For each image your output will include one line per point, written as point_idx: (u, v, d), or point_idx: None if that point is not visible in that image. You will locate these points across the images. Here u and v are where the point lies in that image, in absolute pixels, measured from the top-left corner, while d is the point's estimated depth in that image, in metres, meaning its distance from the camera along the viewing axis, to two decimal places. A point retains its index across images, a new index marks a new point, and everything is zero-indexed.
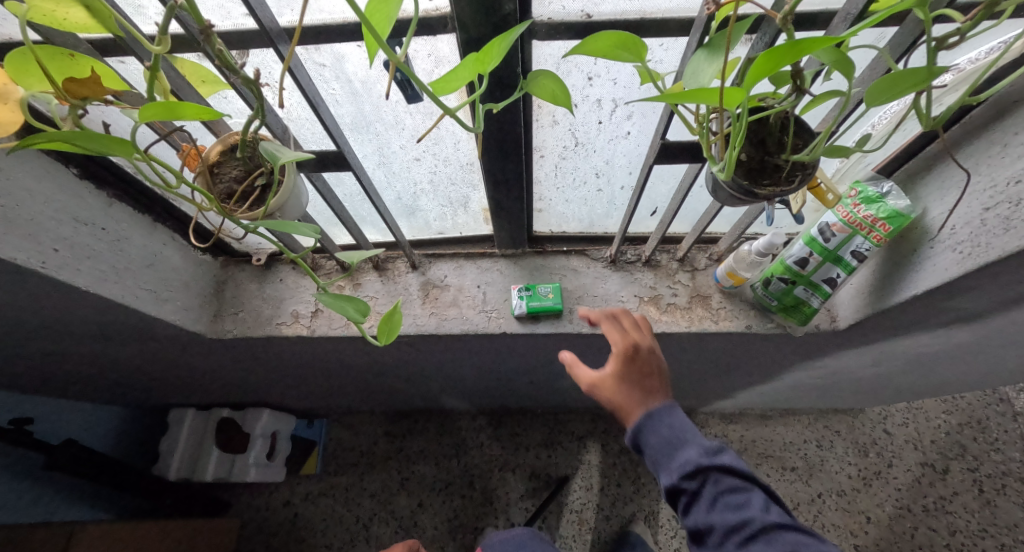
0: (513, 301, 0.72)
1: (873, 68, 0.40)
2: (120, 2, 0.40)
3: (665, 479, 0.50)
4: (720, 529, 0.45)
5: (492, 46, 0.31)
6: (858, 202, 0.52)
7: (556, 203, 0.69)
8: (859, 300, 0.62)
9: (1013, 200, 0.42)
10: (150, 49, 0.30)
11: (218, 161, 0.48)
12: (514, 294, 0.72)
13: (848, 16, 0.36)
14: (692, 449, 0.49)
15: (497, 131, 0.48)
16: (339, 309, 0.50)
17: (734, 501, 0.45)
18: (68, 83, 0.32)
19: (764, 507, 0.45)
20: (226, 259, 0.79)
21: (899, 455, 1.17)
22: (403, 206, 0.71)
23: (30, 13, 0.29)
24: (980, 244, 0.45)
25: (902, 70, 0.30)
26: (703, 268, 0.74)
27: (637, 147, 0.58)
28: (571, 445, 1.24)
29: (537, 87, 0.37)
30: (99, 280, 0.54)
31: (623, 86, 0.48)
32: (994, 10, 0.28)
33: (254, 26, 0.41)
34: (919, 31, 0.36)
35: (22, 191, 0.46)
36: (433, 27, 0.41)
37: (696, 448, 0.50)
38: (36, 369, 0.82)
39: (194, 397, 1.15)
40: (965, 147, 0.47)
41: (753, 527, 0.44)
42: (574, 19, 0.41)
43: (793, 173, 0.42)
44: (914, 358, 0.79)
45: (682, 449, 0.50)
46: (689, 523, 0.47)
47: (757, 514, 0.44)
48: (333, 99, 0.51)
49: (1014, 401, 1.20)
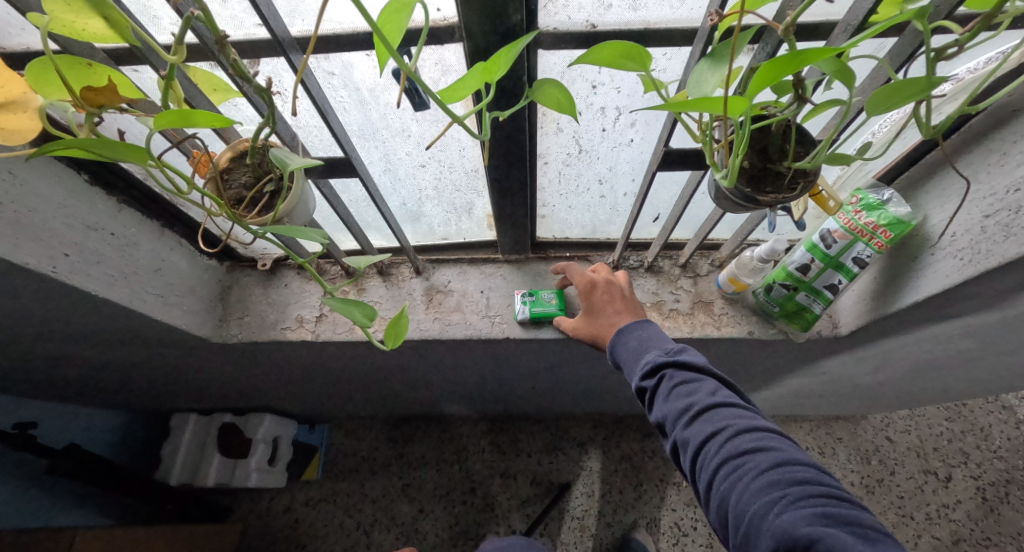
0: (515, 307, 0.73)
1: (874, 77, 0.41)
2: (136, 12, 0.41)
3: (634, 382, 0.55)
4: (672, 414, 0.48)
5: (500, 56, 0.32)
6: (858, 210, 0.53)
7: (560, 209, 0.70)
8: (860, 307, 0.62)
9: (1012, 208, 0.42)
10: (165, 58, 0.31)
11: (229, 167, 0.49)
12: (517, 299, 0.73)
13: (848, 27, 0.36)
14: (655, 352, 0.55)
15: (503, 138, 0.49)
16: (346, 312, 0.51)
17: (686, 389, 0.49)
18: (86, 92, 0.33)
19: (714, 391, 0.48)
20: (232, 264, 0.80)
21: (902, 462, 1.16)
22: (408, 212, 0.72)
23: (50, 24, 0.30)
24: (980, 251, 0.45)
25: (901, 80, 0.31)
26: (705, 274, 0.74)
27: (640, 155, 0.58)
28: (573, 451, 1.24)
29: (542, 96, 0.38)
30: (108, 284, 0.55)
31: (627, 94, 0.49)
32: (992, 22, 0.29)
33: (266, 36, 0.42)
34: (918, 42, 0.36)
35: (35, 197, 0.47)
36: (441, 37, 0.42)
37: (660, 350, 0.55)
38: (42, 373, 0.82)
39: (197, 401, 1.15)
40: (964, 156, 0.48)
41: (697, 405, 0.47)
42: (579, 29, 0.42)
43: (794, 180, 0.43)
44: (916, 364, 0.79)
45: (647, 354, 0.55)
46: (652, 414, 0.52)
47: (704, 396, 0.47)
48: (341, 107, 0.52)
49: (1016, 409, 1.19)
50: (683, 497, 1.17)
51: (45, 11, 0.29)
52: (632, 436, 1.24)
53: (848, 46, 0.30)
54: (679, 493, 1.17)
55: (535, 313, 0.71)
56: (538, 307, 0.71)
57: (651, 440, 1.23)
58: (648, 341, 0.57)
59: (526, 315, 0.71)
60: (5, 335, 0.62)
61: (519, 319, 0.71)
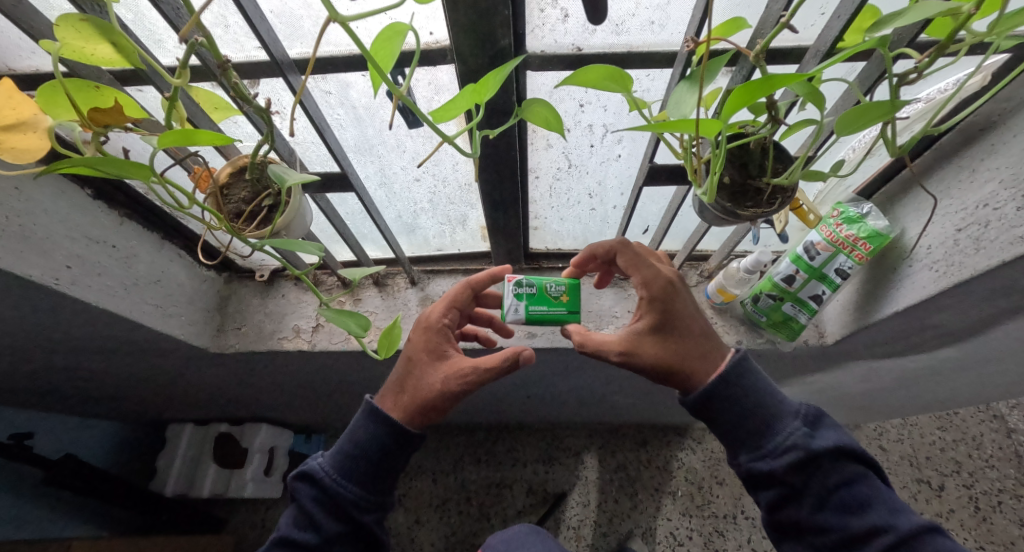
0: (508, 302, 0.59)
1: (845, 99, 0.43)
2: (142, 36, 0.43)
3: (757, 458, 0.49)
4: (835, 518, 0.45)
5: (488, 79, 0.34)
6: (840, 222, 0.54)
7: (552, 221, 0.72)
8: (844, 317, 0.64)
9: (982, 222, 0.44)
10: (170, 81, 0.33)
11: (229, 182, 0.51)
12: (509, 289, 0.59)
13: (817, 53, 0.38)
14: (795, 426, 0.49)
15: (494, 153, 0.50)
16: (341, 323, 0.52)
17: (847, 488, 0.46)
18: (93, 113, 0.34)
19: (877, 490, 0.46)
20: (230, 275, 0.81)
21: (896, 471, 1.17)
22: (403, 224, 0.73)
23: (62, 50, 0.31)
24: (954, 263, 0.47)
25: (867, 103, 0.32)
26: (695, 285, 0.76)
27: (628, 169, 0.60)
28: (569, 460, 1.24)
29: (532, 114, 0.39)
30: (108, 295, 0.56)
31: (613, 112, 0.51)
32: (947, 51, 0.31)
33: (265, 58, 0.44)
34: (883, 67, 0.38)
35: (39, 211, 0.48)
36: (434, 59, 0.44)
37: (798, 421, 0.49)
38: (40, 383, 0.83)
39: (193, 411, 1.15)
40: (937, 172, 0.50)
41: (879, 518, 0.44)
42: (565, 51, 0.44)
43: (773, 196, 0.44)
44: (903, 373, 0.81)
45: (784, 425, 0.49)
46: (775, 495, 0.48)
47: (877, 503, 0.45)
48: (338, 124, 0.54)
49: (1008, 417, 1.20)
50: (679, 507, 1.17)
51: (57, 38, 0.31)
52: (628, 446, 1.25)
53: (819, 70, 0.31)
54: (675, 502, 1.17)
55: (532, 315, 0.60)
56: (536, 306, 0.60)
57: (646, 450, 1.24)
58: (770, 406, 0.50)
59: (522, 316, 0.60)
60: (8, 345, 0.63)
61: (509, 321, 0.59)
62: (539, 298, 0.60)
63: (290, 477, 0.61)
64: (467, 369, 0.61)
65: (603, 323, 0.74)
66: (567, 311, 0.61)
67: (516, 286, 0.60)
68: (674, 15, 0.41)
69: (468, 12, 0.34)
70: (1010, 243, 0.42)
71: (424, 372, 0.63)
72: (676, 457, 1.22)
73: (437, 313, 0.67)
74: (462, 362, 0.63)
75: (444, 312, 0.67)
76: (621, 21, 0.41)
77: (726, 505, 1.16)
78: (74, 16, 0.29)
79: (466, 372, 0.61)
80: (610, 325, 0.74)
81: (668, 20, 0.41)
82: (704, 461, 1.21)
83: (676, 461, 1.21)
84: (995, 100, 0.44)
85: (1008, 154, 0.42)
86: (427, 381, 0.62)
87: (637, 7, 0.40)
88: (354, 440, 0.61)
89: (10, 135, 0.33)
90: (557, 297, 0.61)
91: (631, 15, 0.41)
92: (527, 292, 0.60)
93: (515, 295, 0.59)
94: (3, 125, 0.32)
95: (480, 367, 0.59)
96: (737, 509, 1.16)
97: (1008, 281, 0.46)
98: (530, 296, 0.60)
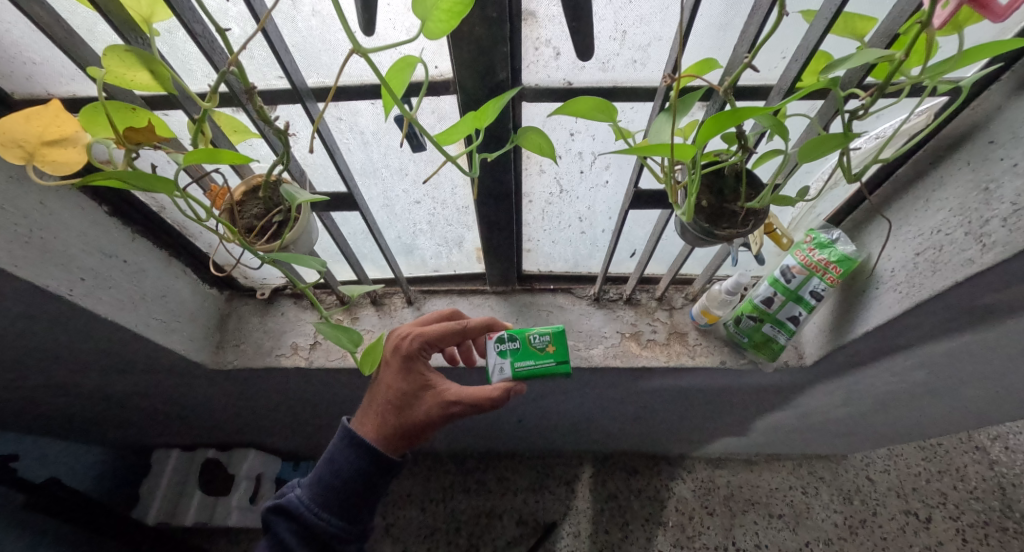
0: (492, 361, 0.59)
1: (807, 132, 0.48)
2: (175, 64, 0.48)
3: None
4: None
5: (487, 107, 0.37)
6: (812, 247, 0.58)
7: (544, 244, 0.75)
8: (821, 339, 0.67)
9: (937, 247, 0.48)
10: (200, 104, 0.36)
11: (242, 200, 0.54)
12: (492, 348, 0.59)
13: (780, 90, 0.43)
14: None
15: (491, 177, 0.54)
16: (336, 339, 0.54)
17: None
18: (127, 131, 0.38)
19: None
20: (231, 293, 0.82)
21: (883, 503, 1.17)
22: (402, 244, 0.76)
23: (106, 76, 0.34)
24: (915, 285, 0.50)
25: (824, 134, 0.36)
26: (680, 307, 0.79)
27: (615, 195, 0.65)
28: (559, 489, 1.22)
29: (527, 141, 0.43)
30: (117, 308, 0.57)
31: (601, 141, 0.56)
32: (887, 91, 0.34)
33: (285, 86, 0.49)
34: (837, 105, 0.44)
35: (60, 227, 0.52)
36: (438, 89, 0.49)
37: None
38: (31, 400, 0.82)
39: (180, 435, 1.13)
40: (895, 202, 0.55)
41: None
42: (557, 85, 0.49)
43: (748, 218, 0.47)
44: (881, 396, 0.83)
45: None
46: None
47: None
48: (346, 148, 0.58)
49: (989, 449, 1.23)
50: (670, 538, 1.14)
51: (103, 66, 0.34)
52: (619, 474, 1.23)
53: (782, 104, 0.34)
54: (666, 533, 1.15)
55: (518, 372, 0.58)
56: (521, 362, 0.58)
57: (636, 479, 1.22)
58: None
59: (508, 374, 0.58)
60: (13, 358, 0.64)
61: (495, 382, 0.58)
62: (524, 353, 0.59)
63: (266, 509, 0.62)
64: (450, 400, 0.58)
65: (593, 343, 0.76)
66: (555, 361, 0.58)
67: (498, 343, 0.59)
68: (654, 55, 0.46)
69: (471, 49, 0.39)
70: (961, 265, 0.45)
71: (404, 403, 0.59)
72: (666, 486, 1.21)
73: (414, 341, 0.61)
74: (443, 390, 0.59)
75: (423, 340, 0.61)
76: (607, 59, 0.46)
77: (718, 537, 1.14)
78: (119, 48, 0.32)
79: (449, 403, 0.58)
80: (600, 345, 0.76)
81: (648, 59, 0.47)
82: (694, 491, 1.20)
83: (667, 491, 1.20)
84: (938, 136, 0.49)
85: (955, 185, 0.47)
86: (409, 412, 0.59)
87: (621, 47, 0.45)
88: (330, 469, 0.61)
89: (54, 150, 0.36)
90: (542, 348, 0.59)
91: (616, 54, 0.46)
92: (510, 348, 0.59)
93: (498, 352, 0.59)
94: (49, 141, 0.36)
95: (465, 402, 0.57)
96: (728, 541, 1.14)
97: (965, 301, 0.50)
98: (513, 351, 0.59)
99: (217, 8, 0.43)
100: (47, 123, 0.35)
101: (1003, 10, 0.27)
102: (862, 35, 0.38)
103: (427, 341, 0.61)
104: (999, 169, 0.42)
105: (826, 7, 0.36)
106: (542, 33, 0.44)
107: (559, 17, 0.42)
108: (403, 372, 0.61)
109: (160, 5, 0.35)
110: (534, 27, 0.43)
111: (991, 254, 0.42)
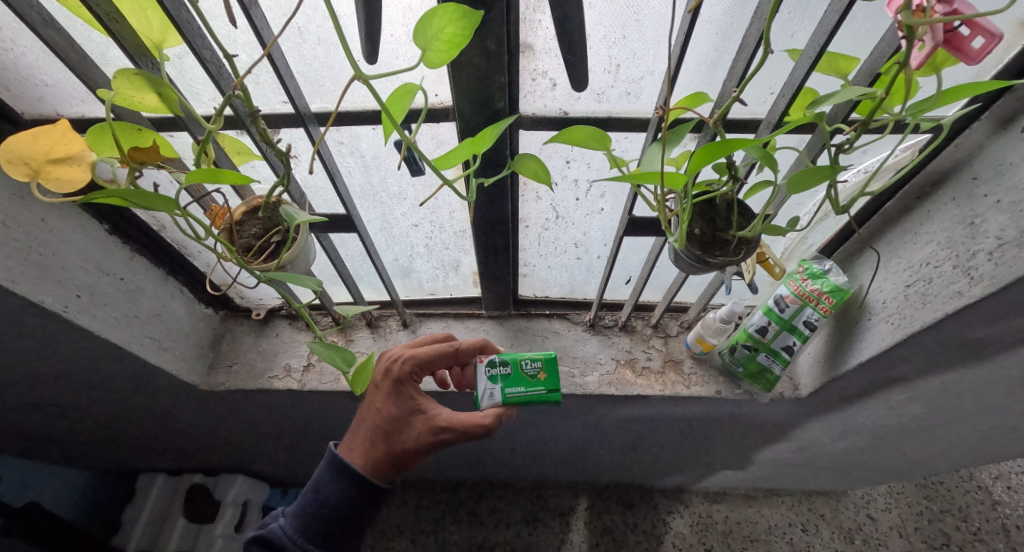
0: (481, 386, 0.57)
1: (796, 163, 0.49)
2: (183, 88, 0.49)
3: None
4: None
5: (486, 132, 0.37)
6: (805, 277, 0.58)
7: (540, 269, 0.76)
8: (816, 369, 0.66)
9: (926, 279, 0.49)
10: (205, 125, 0.36)
11: (242, 220, 0.54)
12: (483, 372, 0.58)
13: (769, 123, 0.44)
14: None
15: (489, 202, 0.55)
16: (329, 358, 0.55)
17: None
18: (133, 152, 0.38)
19: None
20: (226, 313, 0.81)
21: (885, 542, 1.13)
22: (399, 266, 0.77)
23: (114, 98, 0.35)
24: (907, 316, 0.51)
25: (811, 166, 0.36)
26: (675, 335, 0.79)
27: (610, 222, 0.66)
28: (553, 522, 1.18)
29: (524, 167, 0.44)
30: (111, 325, 0.57)
31: (595, 169, 0.57)
32: (870, 126, 0.35)
33: (290, 111, 0.50)
34: (824, 139, 0.45)
35: (62, 244, 0.52)
36: (438, 115, 0.50)
37: None
38: (14, 421, 0.80)
39: (165, 460, 1.10)
40: (885, 234, 0.56)
41: None
42: (553, 114, 0.51)
43: (739, 246, 0.48)
44: (878, 430, 0.82)
45: None
46: None
47: None
48: (346, 171, 0.59)
49: (992, 489, 1.20)
50: None
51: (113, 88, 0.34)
52: (614, 508, 1.19)
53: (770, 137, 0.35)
54: None
55: (509, 398, 0.57)
56: (512, 388, 0.57)
57: (632, 513, 1.18)
58: None
59: (499, 400, 0.57)
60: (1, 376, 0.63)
61: (486, 408, 0.57)
62: (515, 379, 0.57)
63: (246, 540, 0.60)
64: (440, 426, 0.56)
65: (588, 369, 0.76)
66: (546, 390, 0.57)
67: (489, 367, 0.58)
68: (646, 88, 0.48)
69: (471, 79, 0.40)
70: (950, 298, 0.45)
71: (393, 429, 0.58)
72: (663, 521, 1.17)
73: (405, 364, 0.60)
74: (434, 415, 0.58)
75: (413, 364, 0.60)
76: (602, 90, 0.48)
77: None
78: (129, 71, 0.32)
79: (439, 428, 0.56)
80: (594, 372, 0.75)
81: (641, 91, 0.48)
82: (692, 526, 1.16)
83: (663, 526, 1.16)
84: (923, 172, 0.51)
85: (942, 220, 0.48)
86: (398, 438, 0.57)
87: (615, 80, 0.47)
88: (315, 498, 0.59)
89: (58, 167, 0.37)
90: (534, 376, 0.57)
91: (611, 86, 0.48)
92: (501, 374, 0.57)
93: (489, 377, 0.57)
94: (55, 159, 0.37)
95: (456, 428, 0.55)
96: None
97: (955, 334, 0.50)
98: (505, 377, 0.57)
99: (227, 36, 0.45)
100: (54, 142, 0.36)
101: (976, 53, 0.29)
102: (846, 74, 0.39)
103: (417, 363, 0.60)
104: (983, 206, 0.43)
105: (810, 47, 0.37)
106: (539, 65, 0.45)
107: (555, 51, 0.44)
108: (392, 395, 0.59)
109: (171, 32, 0.36)
110: (532, 59, 0.45)
111: (979, 284, 0.42)
